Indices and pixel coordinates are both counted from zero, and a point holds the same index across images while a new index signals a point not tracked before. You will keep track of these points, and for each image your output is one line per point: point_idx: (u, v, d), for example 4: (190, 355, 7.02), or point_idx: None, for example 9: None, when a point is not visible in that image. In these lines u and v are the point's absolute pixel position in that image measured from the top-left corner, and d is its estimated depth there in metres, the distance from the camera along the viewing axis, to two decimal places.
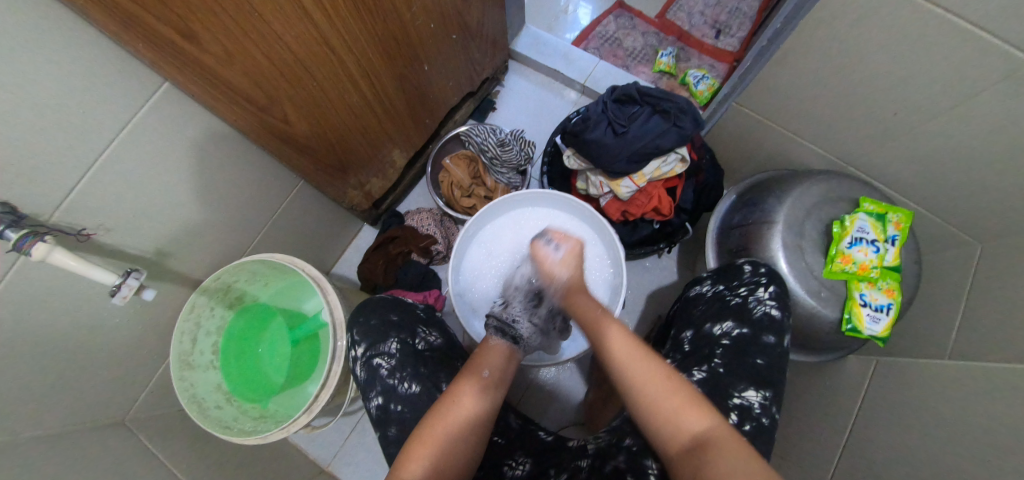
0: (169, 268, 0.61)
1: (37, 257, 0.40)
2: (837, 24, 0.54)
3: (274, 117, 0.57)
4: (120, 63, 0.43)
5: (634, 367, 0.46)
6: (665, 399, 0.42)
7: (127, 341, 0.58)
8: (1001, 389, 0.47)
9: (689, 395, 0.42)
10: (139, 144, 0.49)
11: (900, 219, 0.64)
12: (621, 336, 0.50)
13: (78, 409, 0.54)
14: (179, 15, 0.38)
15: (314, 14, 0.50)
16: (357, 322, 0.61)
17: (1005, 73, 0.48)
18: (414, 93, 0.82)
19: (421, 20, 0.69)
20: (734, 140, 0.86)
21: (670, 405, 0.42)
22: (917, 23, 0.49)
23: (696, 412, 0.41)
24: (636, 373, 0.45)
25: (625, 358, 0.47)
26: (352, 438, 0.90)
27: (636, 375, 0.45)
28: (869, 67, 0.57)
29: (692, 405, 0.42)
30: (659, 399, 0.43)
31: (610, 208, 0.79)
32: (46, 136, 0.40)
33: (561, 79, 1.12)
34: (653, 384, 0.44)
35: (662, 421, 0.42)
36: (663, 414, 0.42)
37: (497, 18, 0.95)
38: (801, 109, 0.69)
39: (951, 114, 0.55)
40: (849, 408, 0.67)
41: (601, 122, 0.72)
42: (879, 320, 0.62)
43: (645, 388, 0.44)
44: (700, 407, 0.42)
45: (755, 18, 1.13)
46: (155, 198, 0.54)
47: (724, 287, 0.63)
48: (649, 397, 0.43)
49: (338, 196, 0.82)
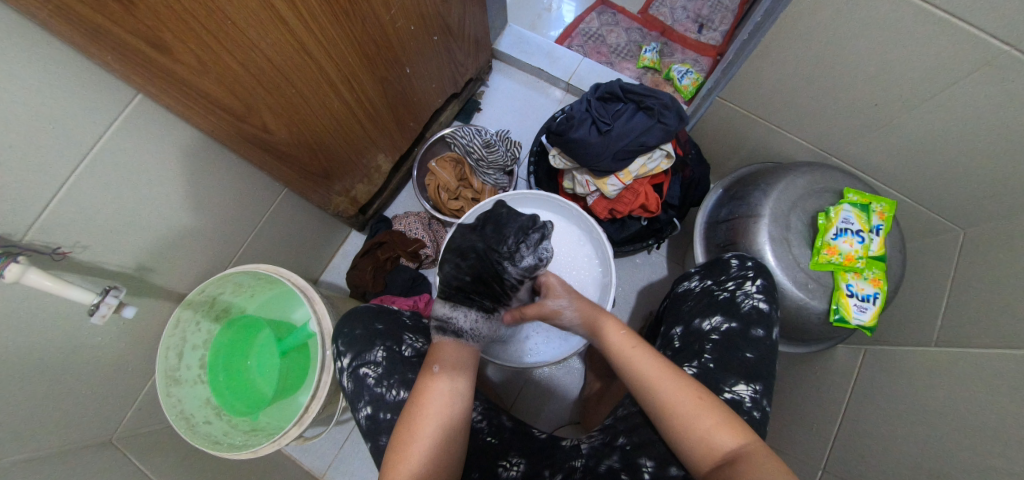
0: (152, 283, 0.60)
1: (9, 278, 0.39)
2: (815, 16, 0.54)
3: (252, 125, 0.56)
4: (90, 77, 0.42)
5: (665, 386, 0.46)
6: (698, 420, 0.43)
7: (109, 359, 0.57)
8: (989, 373, 0.48)
9: (720, 415, 0.43)
10: (113, 158, 0.47)
11: (884, 209, 0.64)
12: (648, 355, 0.49)
13: (61, 431, 0.53)
14: (149, 26, 0.37)
15: (290, 20, 0.49)
16: (341, 333, 0.60)
17: (983, 60, 0.48)
18: (397, 97, 0.81)
19: (401, 22, 0.69)
20: (718, 134, 0.86)
21: (702, 426, 0.42)
22: (895, 13, 0.49)
23: (730, 429, 0.42)
24: (667, 392, 0.45)
25: (655, 378, 0.47)
26: (348, 446, 0.90)
27: (668, 395, 0.45)
28: (849, 59, 0.57)
29: (724, 423, 0.42)
30: (695, 419, 0.43)
31: (598, 206, 0.79)
32: (14, 154, 0.39)
33: (545, 78, 1.11)
34: (687, 403, 0.44)
35: (698, 440, 0.42)
36: (697, 433, 0.43)
37: (479, 18, 0.94)
38: (783, 101, 0.69)
39: (930, 104, 0.56)
40: (840, 398, 0.68)
41: (585, 120, 0.71)
42: (866, 309, 0.62)
43: (679, 407, 0.44)
44: (731, 424, 0.42)
45: (736, 12, 1.13)
46: (133, 213, 0.53)
47: (712, 282, 0.63)
48: (682, 419, 0.43)
49: (323, 203, 0.81)
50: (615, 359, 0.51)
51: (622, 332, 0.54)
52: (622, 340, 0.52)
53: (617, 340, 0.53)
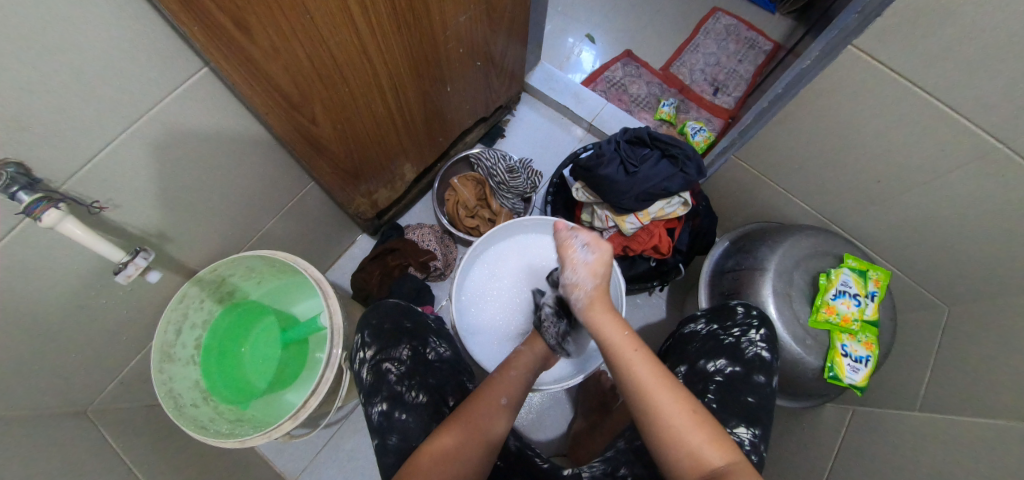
0: (167, 254, 0.59)
1: (45, 223, 0.38)
2: (835, 95, 0.61)
3: (302, 116, 0.57)
4: (170, 47, 0.43)
5: (659, 398, 0.43)
6: (689, 439, 0.41)
7: (110, 325, 0.55)
8: (975, 444, 0.51)
9: (712, 430, 0.41)
10: (165, 123, 0.48)
11: (879, 277, 0.68)
12: (646, 361, 0.46)
13: (38, 396, 0.50)
14: (239, 6, 0.39)
15: (358, 22, 0.52)
16: (368, 324, 0.62)
17: (979, 154, 0.54)
18: (434, 111, 0.84)
19: (452, 43, 0.73)
20: (729, 190, 0.92)
21: (694, 443, 0.40)
22: (906, 101, 0.55)
23: (719, 447, 0.41)
24: (664, 404, 0.42)
25: (650, 387, 0.44)
26: (325, 453, 0.86)
27: (663, 406, 0.42)
28: (858, 138, 0.63)
29: (714, 441, 0.41)
30: (686, 436, 0.41)
31: (612, 241, 0.83)
32: (79, 103, 0.39)
33: (569, 115, 1.17)
34: (680, 420, 0.41)
35: (685, 456, 0.40)
36: (686, 448, 0.41)
37: (519, 53, 1.00)
38: (793, 168, 0.75)
39: (926, 188, 0.62)
40: (828, 454, 0.70)
41: (614, 160, 0.75)
42: (858, 370, 0.65)
43: (669, 421, 0.41)
44: (722, 442, 0.41)
45: (749, 82, 1.23)
46: (168, 179, 0.53)
47: (718, 326, 0.64)
48: (672, 433, 0.41)
49: (345, 202, 0.82)
50: (614, 360, 0.47)
51: (625, 333, 0.49)
52: (621, 341, 0.48)
53: (616, 341, 0.48)
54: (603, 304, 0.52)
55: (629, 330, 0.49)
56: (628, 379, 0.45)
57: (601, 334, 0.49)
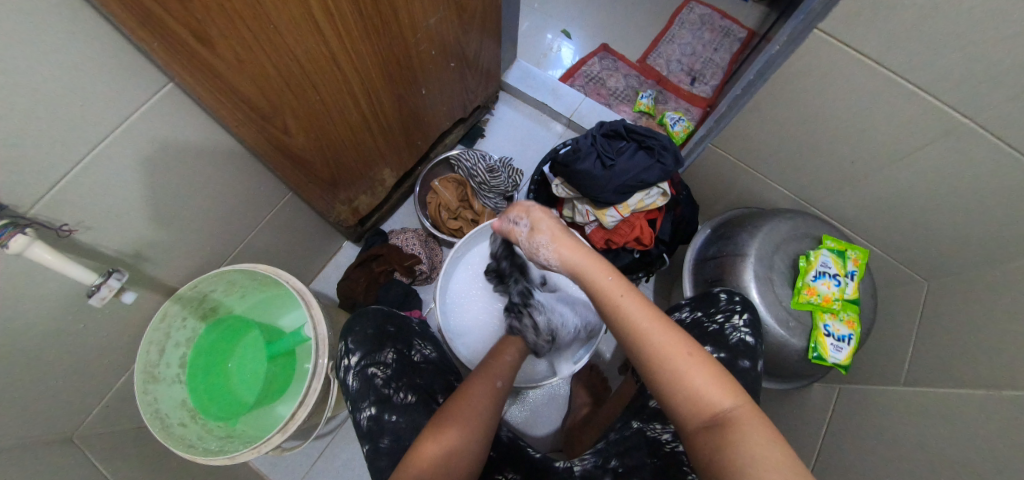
0: (145, 273, 0.59)
1: (13, 250, 0.38)
2: (802, 79, 0.62)
3: (274, 127, 0.57)
4: (132, 64, 0.42)
5: (654, 339, 0.41)
6: (689, 380, 0.39)
7: (89, 349, 0.55)
8: (957, 414, 0.52)
9: (714, 372, 0.39)
10: (133, 142, 0.47)
11: (858, 256, 0.70)
12: (638, 304, 0.43)
13: (19, 425, 0.49)
14: (199, 20, 0.38)
15: (325, 31, 0.52)
16: (351, 331, 0.61)
17: (946, 130, 0.55)
18: (411, 115, 0.84)
19: (424, 46, 0.73)
20: (708, 178, 0.93)
21: (694, 384, 0.39)
22: (872, 82, 0.56)
23: (721, 387, 0.38)
24: (660, 347, 0.40)
25: (645, 328, 0.41)
26: (320, 464, 0.85)
27: (659, 348, 0.40)
28: (828, 120, 0.64)
29: (716, 381, 0.39)
30: (686, 376, 0.39)
31: (595, 235, 0.83)
32: (41, 127, 0.39)
33: (548, 112, 1.18)
34: (678, 360, 0.40)
35: (687, 397, 0.39)
36: (688, 390, 0.39)
37: (493, 52, 1.00)
38: (768, 153, 0.76)
39: (897, 166, 0.63)
40: (816, 433, 0.71)
41: (591, 154, 0.75)
42: (841, 348, 0.67)
43: (667, 363, 0.40)
44: (726, 382, 0.39)
45: (726, 69, 1.24)
46: (140, 198, 0.52)
47: (702, 314, 0.65)
48: (672, 375, 0.39)
49: (326, 210, 0.82)
50: (603, 303, 0.45)
51: (612, 277, 0.46)
52: (610, 285, 0.45)
53: (605, 285, 0.45)
54: (582, 255, 0.48)
55: (616, 273, 0.46)
56: (623, 322, 0.43)
57: (589, 279, 0.46)
